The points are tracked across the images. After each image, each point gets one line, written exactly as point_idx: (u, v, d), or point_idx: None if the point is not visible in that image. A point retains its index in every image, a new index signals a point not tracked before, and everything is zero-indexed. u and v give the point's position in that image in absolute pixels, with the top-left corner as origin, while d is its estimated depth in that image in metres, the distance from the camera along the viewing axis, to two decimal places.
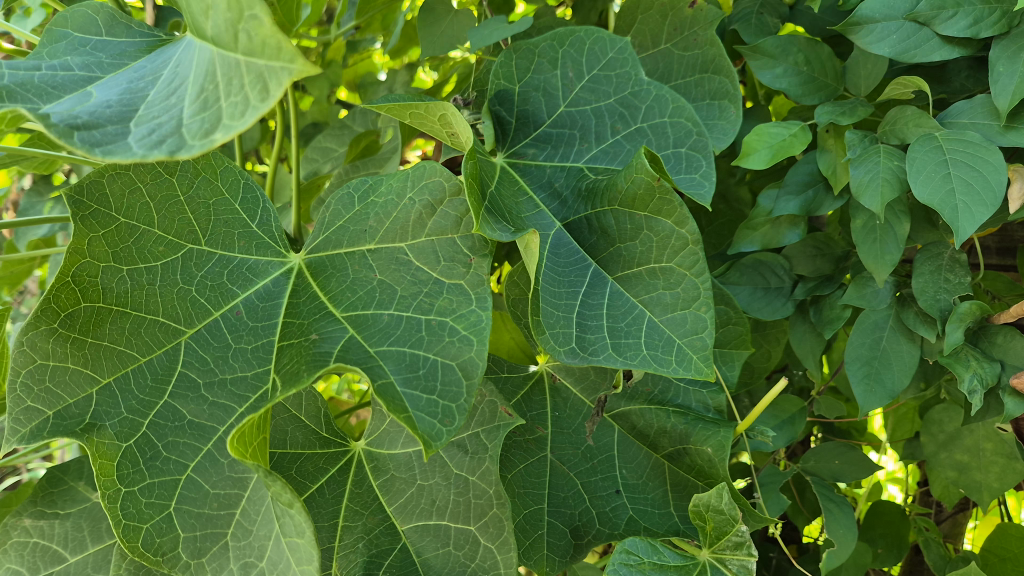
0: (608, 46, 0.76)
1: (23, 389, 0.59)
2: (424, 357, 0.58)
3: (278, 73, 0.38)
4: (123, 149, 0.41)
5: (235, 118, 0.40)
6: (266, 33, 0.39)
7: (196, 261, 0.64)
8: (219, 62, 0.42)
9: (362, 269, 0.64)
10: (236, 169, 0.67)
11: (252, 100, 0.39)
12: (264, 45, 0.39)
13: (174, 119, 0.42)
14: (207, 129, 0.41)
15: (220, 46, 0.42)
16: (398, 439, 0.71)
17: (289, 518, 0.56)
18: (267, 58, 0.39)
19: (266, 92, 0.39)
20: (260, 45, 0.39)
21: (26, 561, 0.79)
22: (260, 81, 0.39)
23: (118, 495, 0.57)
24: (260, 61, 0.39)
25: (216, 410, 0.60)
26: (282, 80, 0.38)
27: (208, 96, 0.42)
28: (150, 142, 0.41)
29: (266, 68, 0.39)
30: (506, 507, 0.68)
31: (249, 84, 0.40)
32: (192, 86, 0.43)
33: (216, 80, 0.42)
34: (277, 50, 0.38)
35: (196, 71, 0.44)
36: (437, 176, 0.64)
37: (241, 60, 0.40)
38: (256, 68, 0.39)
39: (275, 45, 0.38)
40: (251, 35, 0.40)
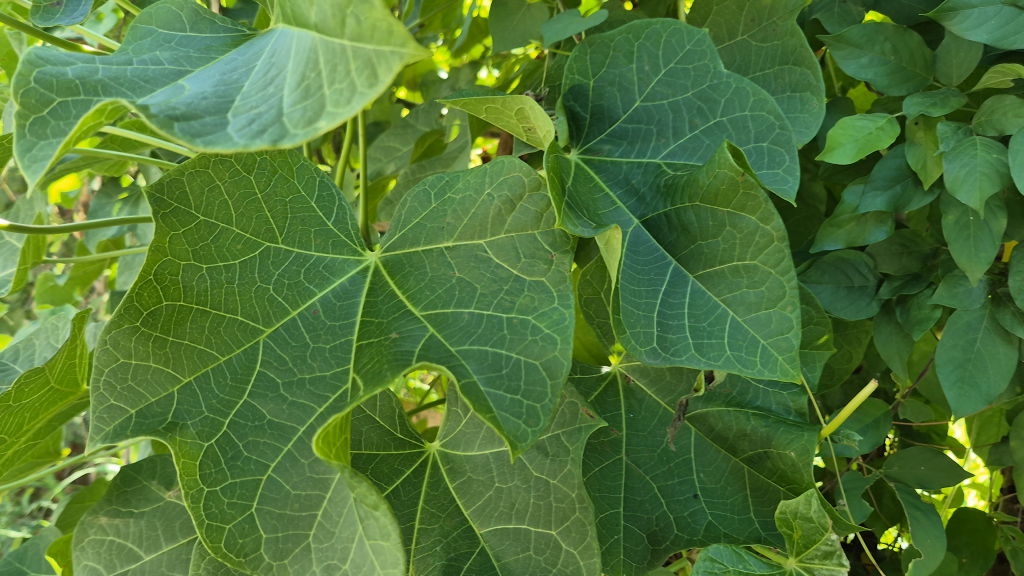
0: (686, 39, 0.74)
1: (106, 388, 0.59)
2: (506, 356, 0.57)
3: (389, 58, 0.36)
4: (224, 139, 0.40)
5: (341, 105, 0.38)
6: (377, 17, 0.37)
7: (274, 259, 0.64)
8: (321, 49, 0.41)
9: (440, 267, 0.64)
10: (312, 166, 0.66)
11: (358, 86, 0.37)
12: (374, 29, 0.37)
13: (274, 108, 0.41)
14: (310, 117, 0.39)
15: (324, 32, 0.41)
16: (475, 441, 0.70)
17: (374, 521, 0.55)
18: (377, 43, 0.37)
19: (374, 78, 0.37)
20: (369, 29, 0.38)
21: (102, 558, 0.81)
22: (368, 66, 0.37)
23: (201, 495, 0.56)
24: (368, 46, 0.38)
25: (295, 410, 0.59)
26: (392, 65, 0.36)
27: (309, 84, 0.40)
28: (251, 132, 0.40)
29: (375, 53, 0.37)
30: (589, 512, 0.66)
31: (355, 70, 0.38)
32: (293, 75, 0.42)
33: (319, 68, 0.40)
34: (387, 34, 0.37)
35: (296, 61, 0.43)
36: (517, 171, 0.63)
37: (347, 46, 0.39)
38: (364, 54, 0.38)
39: (386, 29, 0.37)
40: (360, 19, 0.38)
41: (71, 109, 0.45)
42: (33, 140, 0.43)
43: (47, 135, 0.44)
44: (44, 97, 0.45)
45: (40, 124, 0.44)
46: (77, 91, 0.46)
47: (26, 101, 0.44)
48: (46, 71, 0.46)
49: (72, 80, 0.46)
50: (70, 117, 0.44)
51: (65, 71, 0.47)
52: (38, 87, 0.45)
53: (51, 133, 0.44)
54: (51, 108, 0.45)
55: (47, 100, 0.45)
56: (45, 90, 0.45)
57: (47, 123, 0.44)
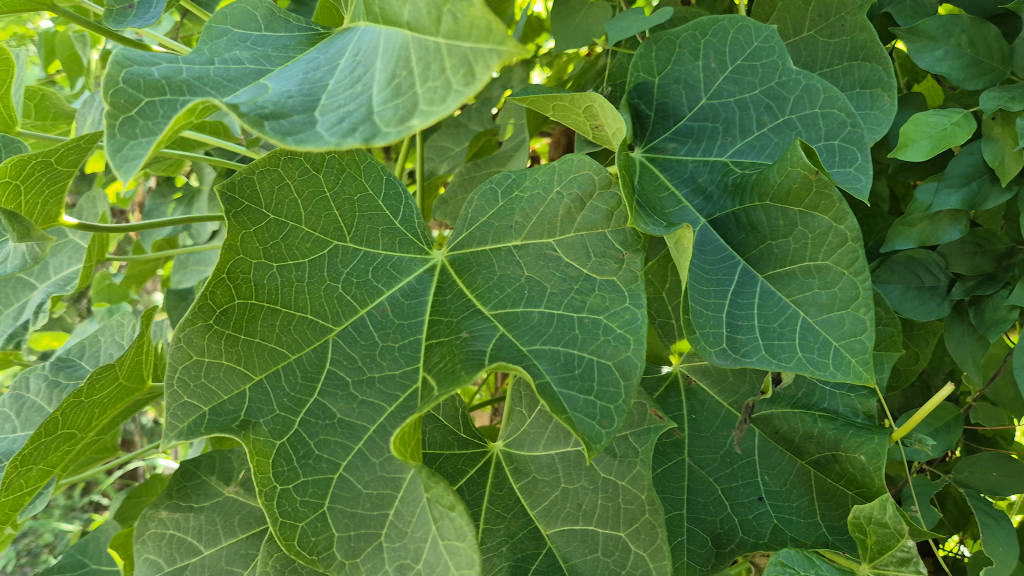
0: (753, 35, 0.73)
1: (179, 385, 0.59)
2: (579, 357, 0.57)
3: (487, 55, 0.36)
4: (314, 138, 0.40)
5: (435, 103, 0.38)
6: (475, 14, 0.37)
7: (343, 257, 0.64)
8: (413, 46, 0.41)
9: (509, 266, 0.63)
10: (378, 165, 0.66)
11: (454, 84, 0.37)
12: (472, 26, 0.37)
13: (363, 107, 0.41)
14: (402, 116, 0.39)
15: (417, 30, 0.41)
16: (540, 441, 0.70)
17: (449, 521, 0.55)
18: (474, 41, 0.37)
19: (471, 76, 0.37)
20: (466, 26, 0.38)
21: (162, 551, 0.85)
22: (465, 65, 0.37)
23: (275, 493, 0.56)
24: (465, 44, 0.37)
25: (365, 409, 0.59)
26: (491, 63, 0.36)
27: (400, 82, 0.40)
28: (342, 131, 0.40)
29: (472, 51, 0.37)
30: (659, 514, 0.65)
31: (451, 68, 0.38)
32: (381, 73, 0.42)
33: (410, 66, 0.40)
34: (486, 32, 0.37)
35: (384, 59, 0.43)
36: (587, 169, 0.63)
37: (441, 44, 0.39)
38: (460, 52, 0.38)
39: (485, 27, 0.37)
40: (457, 16, 0.38)
41: (159, 108, 0.45)
42: (123, 140, 0.43)
43: (137, 135, 0.44)
44: (132, 97, 0.45)
45: (129, 124, 0.44)
46: (164, 91, 0.46)
47: (115, 102, 0.45)
48: (134, 71, 0.47)
49: (159, 80, 0.46)
50: (157, 116, 0.44)
51: (152, 71, 0.47)
52: (126, 87, 0.45)
53: (141, 133, 0.44)
54: (139, 108, 0.45)
55: (135, 100, 0.45)
56: (133, 90, 0.45)
57: (135, 123, 0.44)
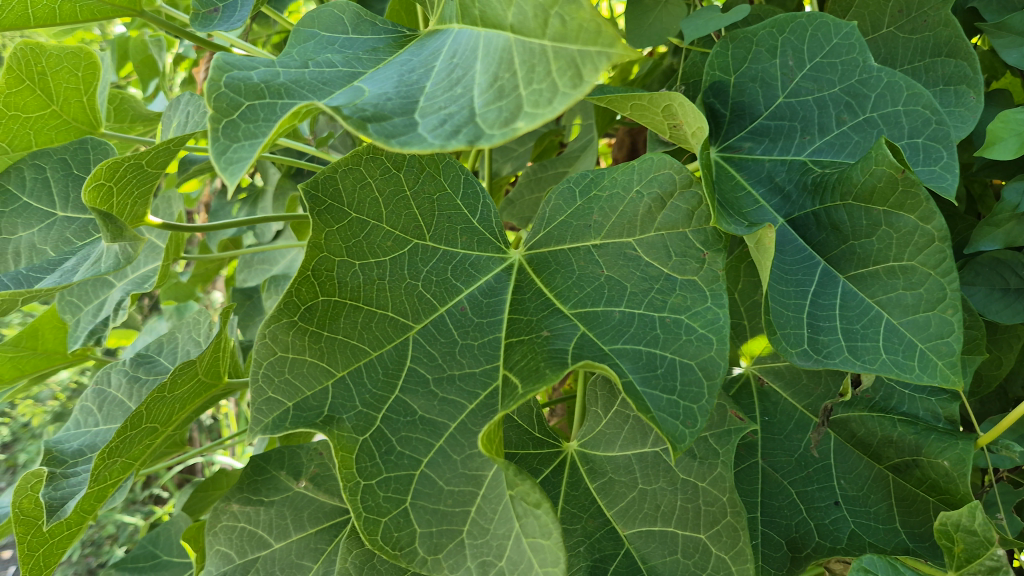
0: (833, 32, 0.72)
1: (265, 380, 0.60)
2: (661, 357, 0.57)
3: (595, 58, 0.37)
4: (418, 139, 0.41)
5: (540, 105, 0.39)
6: (584, 17, 0.38)
7: (422, 256, 0.65)
8: (517, 50, 0.42)
9: (588, 265, 0.64)
10: (457, 165, 0.66)
11: (560, 86, 0.38)
12: (580, 29, 0.38)
13: (465, 109, 0.41)
14: (506, 118, 0.40)
15: (521, 33, 0.42)
16: (616, 441, 0.70)
17: (533, 518, 0.55)
18: (582, 43, 0.38)
19: (578, 78, 0.38)
20: (575, 28, 0.39)
21: (234, 543, 0.90)
22: (572, 67, 0.38)
23: (359, 488, 0.57)
24: (573, 47, 0.38)
25: (446, 406, 0.59)
26: (599, 66, 0.37)
27: (503, 85, 0.41)
28: (445, 133, 0.40)
29: (580, 53, 0.38)
30: (741, 516, 0.65)
31: (557, 70, 0.39)
32: (481, 76, 0.43)
33: (514, 68, 0.41)
34: (595, 34, 0.38)
35: (485, 61, 0.44)
36: (668, 168, 0.63)
37: (547, 47, 0.40)
38: (566, 54, 0.39)
39: (594, 29, 0.38)
40: (564, 18, 0.39)
41: (259, 112, 0.46)
42: (226, 143, 0.44)
43: (239, 138, 0.44)
44: (234, 101, 0.46)
45: (232, 127, 0.45)
46: (263, 95, 0.47)
47: (218, 105, 0.45)
48: (234, 76, 0.48)
49: (258, 84, 0.48)
50: (258, 120, 0.45)
51: (251, 75, 0.49)
52: (227, 92, 0.46)
53: (243, 137, 0.45)
54: (240, 112, 0.46)
55: (236, 104, 0.46)
56: (234, 94, 0.46)
57: (237, 126, 0.45)
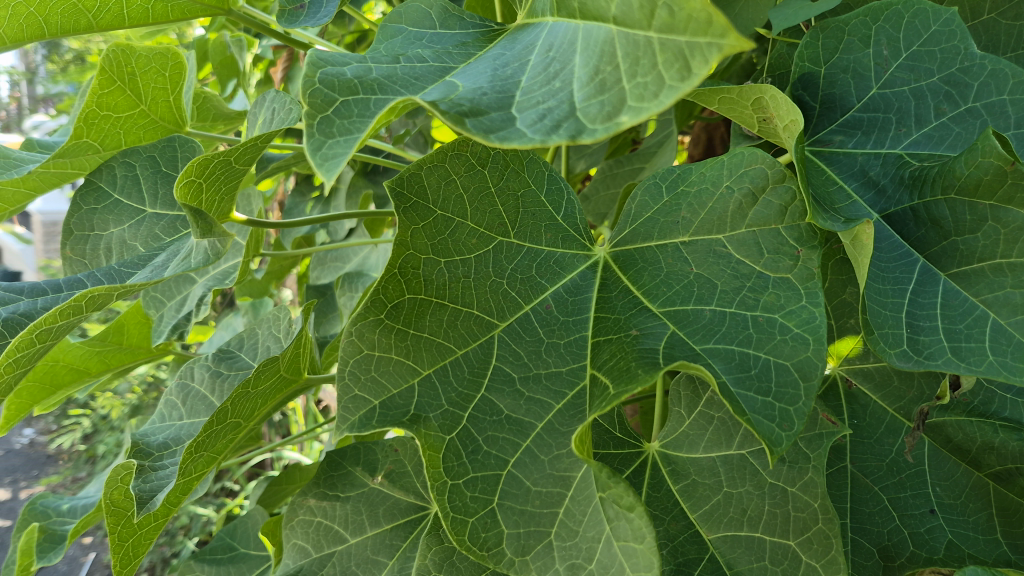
0: (931, 18, 0.68)
1: (351, 378, 0.60)
2: (755, 357, 0.55)
3: (704, 49, 0.36)
4: (518, 134, 0.42)
5: (645, 99, 0.39)
6: (695, 7, 0.37)
7: (507, 253, 0.64)
8: (619, 42, 0.42)
9: (677, 263, 0.63)
10: (540, 161, 0.66)
11: (667, 79, 0.38)
12: (689, 19, 0.37)
13: (565, 103, 0.42)
14: (609, 112, 0.40)
15: (625, 24, 0.42)
16: (700, 443, 0.68)
17: (625, 522, 0.55)
18: (691, 34, 0.37)
19: (686, 71, 0.37)
20: (684, 19, 0.38)
21: (311, 538, 0.92)
22: (680, 59, 0.38)
23: (446, 487, 0.57)
24: (681, 38, 0.38)
25: (532, 406, 0.59)
26: (710, 57, 0.36)
27: (605, 78, 0.42)
28: (545, 127, 0.41)
29: (689, 44, 0.37)
30: (834, 523, 0.62)
31: (663, 62, 0.38)
32: (581, 69, 0.43)
33: (616, 61, 0.41)
34: (706, 24, 0.36)
35: (585, 55, 0.44)
36: (760, 163, 0.62)
37: (653, 38, 0.40)
38: (674, 46, 0.38)
39: (705, 20, 0.36)
40: (673, 9, 0.38)
41: (353, 108, 0.46)
42: (321, 138, 0.44)
43: (334, 134, 0.44)
44: (328, 97, 0.46)
45: (326, 123, 0.45)
46: (357, 91, 0.47)
47: (313, 101, 0.45)
48: (328, 71, 0.48)
49: (352, 80, 0.48)
50: (351, 116, 0.46)
51: (344, 71, 0.49)
52: (322, 87, 0.47)
53: (338, 133, 0.44)
54: (335, 108, 0.46)
55: (330, 100, 0.46)
56: (329, 90, 0.47)
57: (332, 122, 0.45)
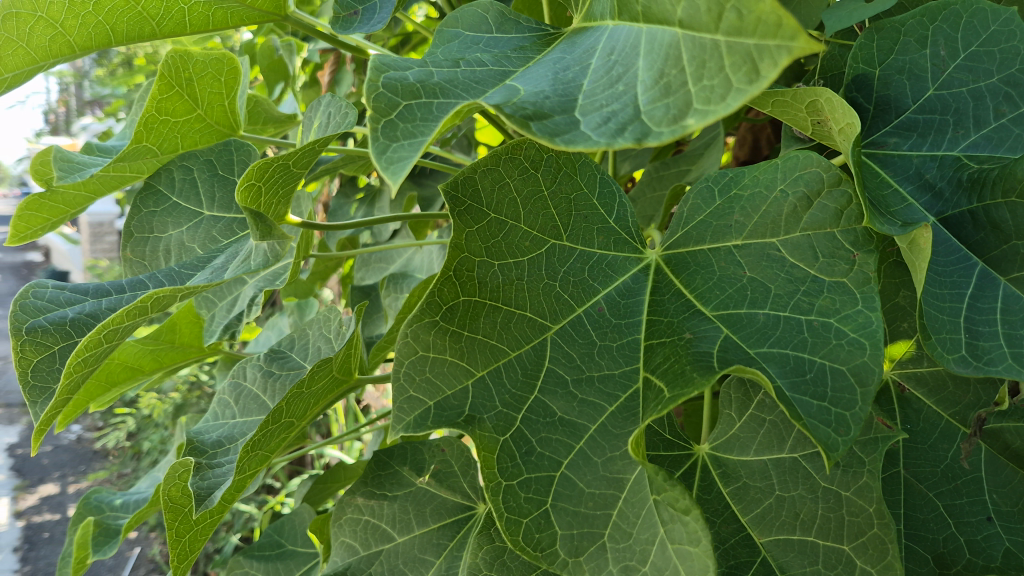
0: (990, 19, 0.67)
1: (406, 379, 0.61)
2: (810, 361, 0.55)
3: (774, 52, 0.37)
4: (583, 137, 0.43)
5: (712, 102, 0.39)
6: (764, 9, 0.37)
7: (560, 256, 0.65)
8: (685, 46, 0.42)
9: (730, 266, 0.63)
10: (593, 164, 0.66)
11: (734, 82, 0.38)
12: (759, 22, 0.37)
13: (629, 107, 0.43)
14: (674, 115, 0.41)
15: (692, 28, 0.42)
16: (750, 446, 0.69)
17: (680, 525, 0.55)
18: (760, 37, 0.37)
19: (754, 73, 0.37)
20: (753, 22, 0.38)
21: (358, 536, 0.94)
22: (748, 61, 0.38)
23: (500, 488, 0.57)
24: (750, 41, 0.38)
25: (585, 408, 0.59)
26: (779, 59, 0.36)
27: (670, 81, 0.42)
28: (610, 131, 0.42)
29: (757, 47, 0.37)
30: (890, 528, 0.62)
31: (731, 65, 0.39)
32: (645, 73, 0.44)
33: (682, 65, 0.42)
34: (776, 27, 0.36)
35: (649, 58, 0.45)
36: (815, 167, 0.61)
37: (721, 41, 0.40)
38: (742, 48, 0.38)
39: (774, 22, 0.37)
40: (741, 12, 0.39)
41: (416, 111, 0.47)
42: (386, 142, 0.45)
43: (398, 137, 0.45)
44: (392, 101, 0.47)
45: (390, 127, 0.46)
46: (419, 95, 0.48)
47: (377, 105, 0.47)
48: (391, 76, 0.49)
49: (414, 84, 0.49)
50: (415, 119, 0.46)
51: (407, 76, 0.50)
52: (385, 92, 0.48)
53: (401, 136, 0.45)
54: (398, 111, 0.47)
55: (394, 104, 0.47)
56: (392, 94, 0.48)
57: (396, 126, 0.46)
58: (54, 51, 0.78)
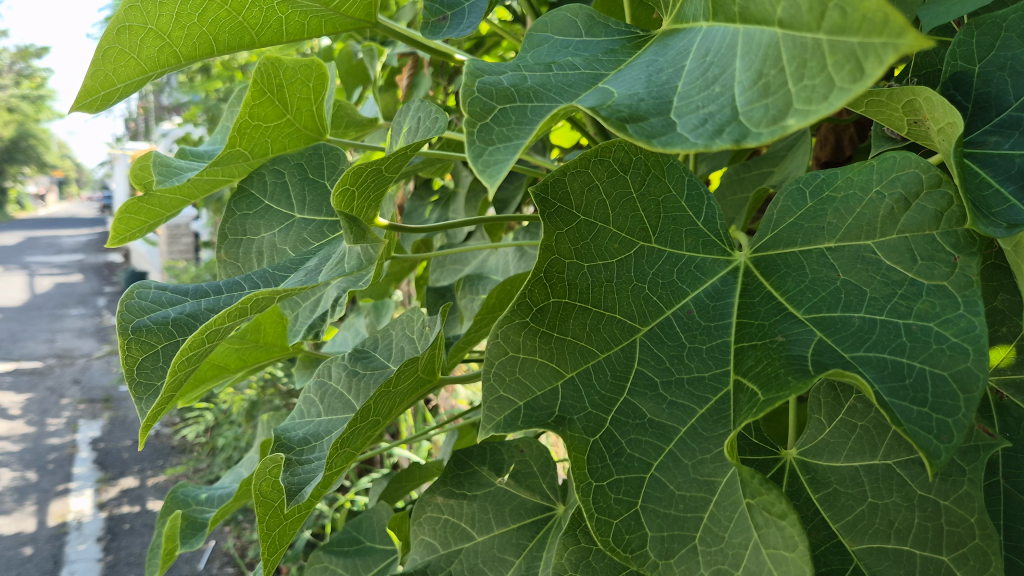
0: None
1: (496, 379, 0.62)
2: (909, 366, 0.54)
3: (880, 50, 0.36)
4: (680, 139, 0.42)
5: (814, 102, 0.39)
6: (869, 7, 0.36)
7: (649, 258, 0.65)
8: (784, 46, 0.42)
9: (822, 269, 0.62)
10: (681, 165, 0.65)
11: (837, 81, 0.38)
12: (863, 20, 0.37)
13: (727, 108, 0.43)
14: (774, 116, 0.40)
15: (793, 27, 0.42)
16: (841, 451, 0.67)
17: (775, 530, 0.54)
18: (865, 35, 0.37)
19: (858, 72, 0.37)
20: (858, 19, 0.37)
21: (438, 534, 0.94)
22: (852, 60, 0.37)
23: (590, 488, 0.58)
24: (854, 39, 0.37)
25: (675, 410, 0.59)
26: (884, 57, 0.35)
27: (769, 81, 0.42)
28: (707, 132, 0.42)
29: (862, 45, 0.37)
30: (993, 540, 0.60)
31: (834, 64, 0.38)
32: (743, 74, 0.44)
33: (781, 65, 0.41)
34: (881, 25, 0.36)
35: (746, 59, 0.44)
36: (913, 167, 0.60)
37: (822, 40, 0.39)
38: (846, 47, 0.38)
39: (880, 20, 0.36)
40: (845, 11, 0.38)
41: (511, 115, 0.47)
42: (482, 146, 0.46)
43: (494, 140, 0.46)
44: (487, 105, 0.48)
45: (485, 131, 0.47)
46: (514, 98, 0.49)
47: (473, 110, 0.48)
48: (486, 81, 0.50)
49: (508, 88, 0.50)
50: (510, 123, 0.47)
51: (501, 80, 0.51)
52: (481, 96, 0.49)
53: (497, 139, 0.46)
54: (493, 115, 0.47)
55: (489, 108, 0.48)
56: (487, 98, 0.48)
57: (491, 130, 0.47)
58: (162, 61, 0.82)
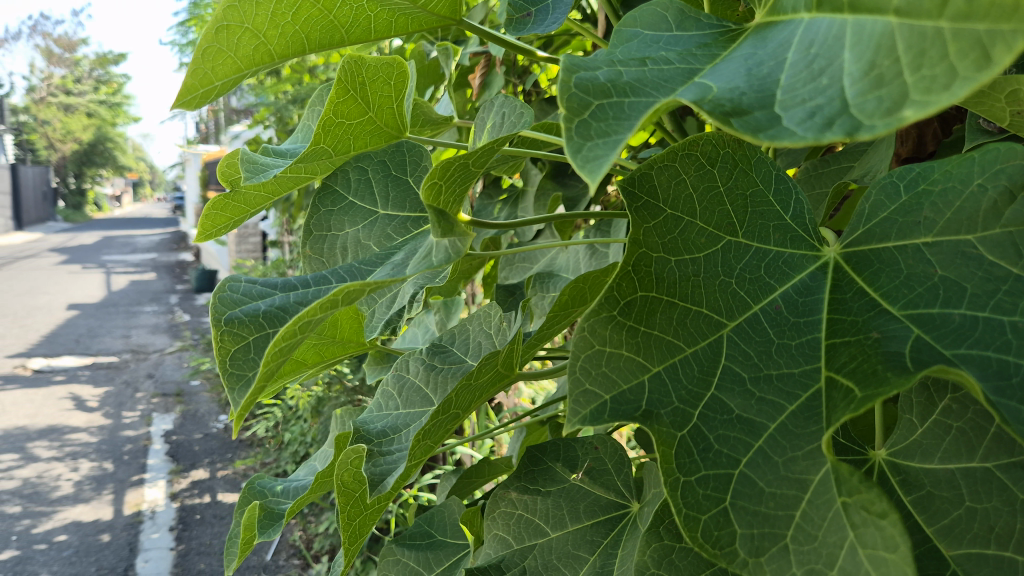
0: None
1: (583, 372, 0.61)
2: (1016, 364, 0.51)
3: (1009, 37, 0.36)
4: (787, 133, 0.42)
5: (933, 92, 0.38)
6: None
7: (736, 253, 0.65)
8: (901, 35, 0.41)
9: (918, 264, 0.61)
10: (768, 160, 0.67)
11: (961, 70, 0.37)
12: (991, 6, 0.37)
13: (837, 100, 0.42)
14: (888, 107, 0.39)
15: (910, 16, 0.41)
16: (934, 454, 0.66)
17: (874, 529, 0.53)
18: (993, 20, 0.37)
19: (985, 60, 0.37)
20: (985, 6, 0.37)
21: (512, 529, 0.95)
22: (978, 48, 0.37)
23: (679, 484, 0.57)
24: (980, 26, 0.37)
25: (765, 406, 0.58)
26: (1014, 44, 0.35)
27: (883, 72, 0.41)
28: (817, 126, 0.41)
29: (989, 33, 0.37)
30: None
31: (957, 53, 0.38)
32: (853, 65, 0.43)
33: (897, 55, 0.41)
34: (1012, 10, 0.36)
35: (857, 50, 0.43)
36: (1018, 159, 0.58)
37: (944, 28, 0.39)
38: (971, 35, 0.38)
39: (1011, 5, 0.36)
40: None
41: (608, 111, 0.47)
42: (581, 142, 0.46)
43: (592, 136, 0.46)
44: (584, 101, 0.48)
45: (583, 127, 0.47)
46: (611, 93, 0.49)
47: (571, 105, 0.48)
48: (582, 77, 0.50)
49: (604, 83, 0.50)
50: (607, 118, 0.47)
51: (597, 75, 0.51)
52: (578, 91, 0.49)
53: (596, 135, 0.46)
54: (591, 111, 0.47)
55: (585, 103, 0.48)
56: (584, 94, 0.48)
57: (588, 126, 0.47)
58: (256, 60, 0.84)
